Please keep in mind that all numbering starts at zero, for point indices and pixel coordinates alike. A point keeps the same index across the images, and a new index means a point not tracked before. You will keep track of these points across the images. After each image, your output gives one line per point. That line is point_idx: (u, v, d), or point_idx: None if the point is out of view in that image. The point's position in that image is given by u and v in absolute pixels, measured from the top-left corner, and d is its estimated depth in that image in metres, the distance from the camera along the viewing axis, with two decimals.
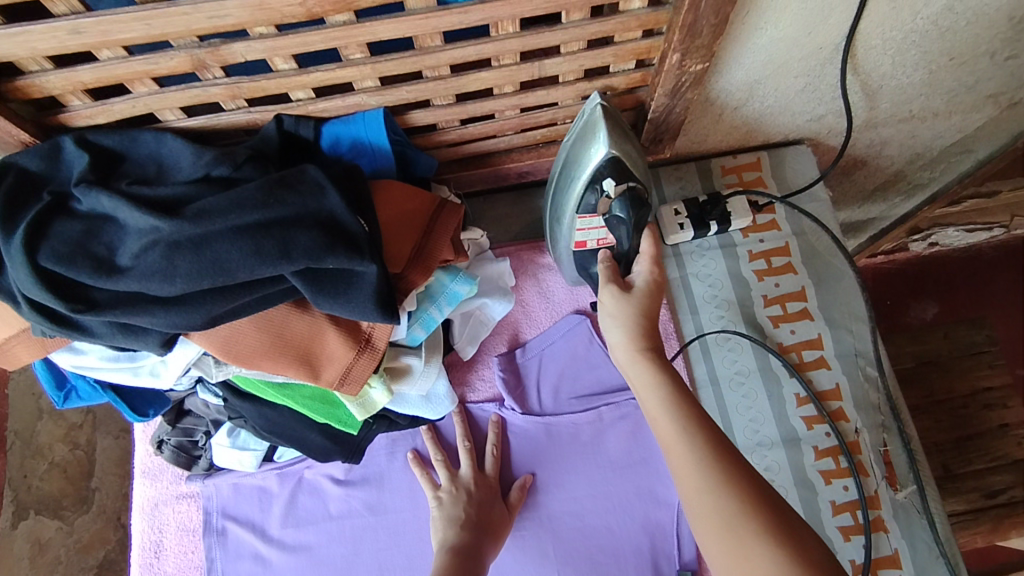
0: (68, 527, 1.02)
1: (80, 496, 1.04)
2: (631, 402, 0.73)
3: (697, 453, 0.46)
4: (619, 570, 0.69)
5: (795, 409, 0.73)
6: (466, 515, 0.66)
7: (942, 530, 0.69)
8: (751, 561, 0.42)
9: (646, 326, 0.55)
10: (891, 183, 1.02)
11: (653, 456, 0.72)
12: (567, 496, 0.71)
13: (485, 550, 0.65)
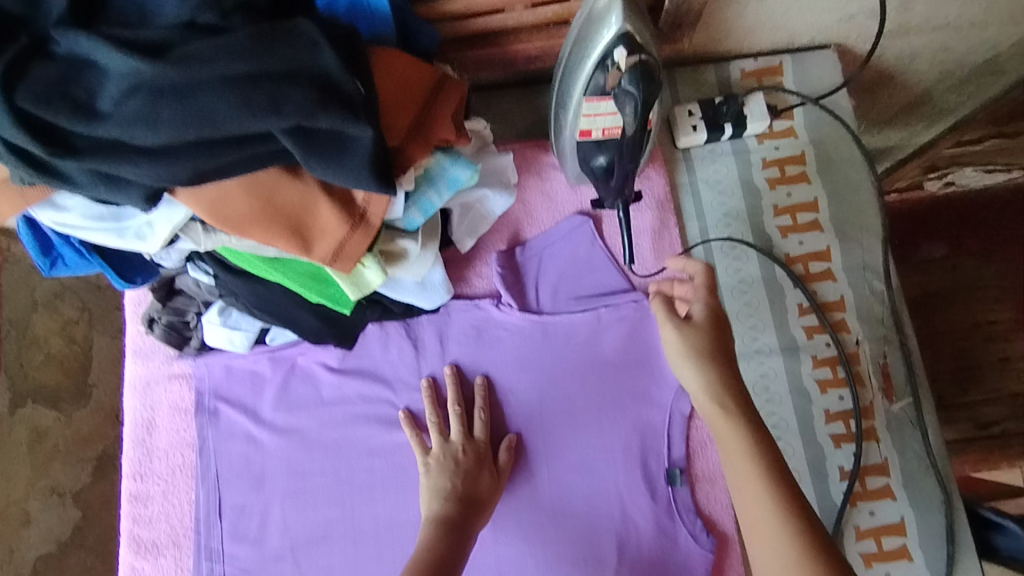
0: (65, 418, 1.08)
1: (78, 390, 1.08)
2: (631, 305, 0.71)
3: (783, 538, 0.51)
4: (607, 486, 0.68)
5: (796, 319, 0.72)
6: (453, 488, 0.64)
7: (935, 441, 0.68)
8: None
9: (722, 375, 0.59)
10: (917, 106, 0.95)
11: (650, 359, 0.71)
12: (556, 411, 0.70)
13: (472, 524, 0.63)
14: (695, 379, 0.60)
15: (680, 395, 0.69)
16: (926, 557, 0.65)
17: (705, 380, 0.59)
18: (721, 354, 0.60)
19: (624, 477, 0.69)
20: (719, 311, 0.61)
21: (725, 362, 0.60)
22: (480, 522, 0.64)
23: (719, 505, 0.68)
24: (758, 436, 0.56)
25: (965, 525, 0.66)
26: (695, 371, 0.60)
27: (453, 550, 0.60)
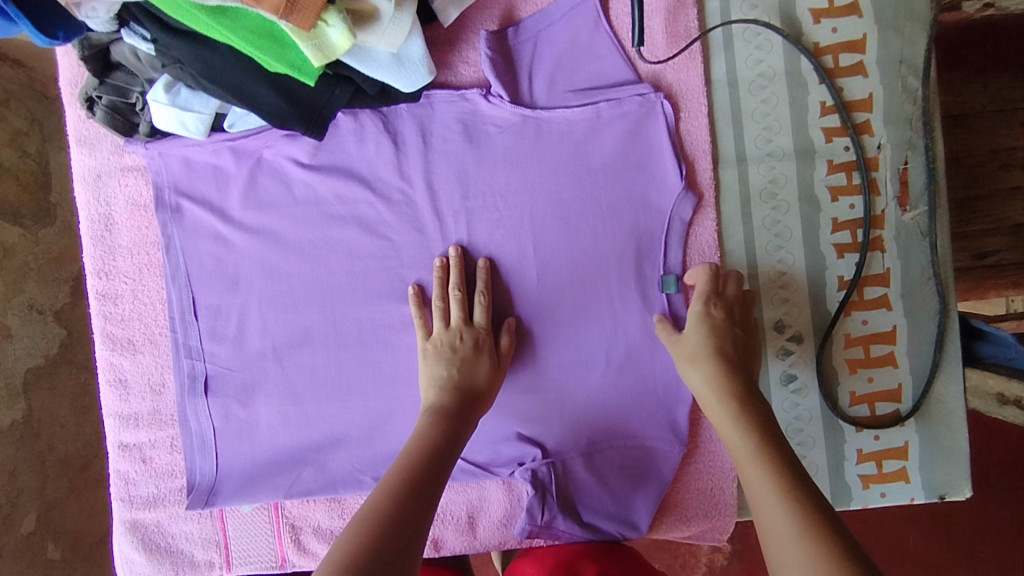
0: (33, 237, 0.93)
1: (41, 207, 0.93)
2: (635, 100, 0.63)
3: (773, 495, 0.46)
4: (597, 336, 0.64)
5: (816, 120, 0.65)
6: (450, 375, 0.59)
7: (942, 250, 0.65)
8: None
9: (728, 367, 0.56)
10: None
11: (651, 159, 0.64)
12: (550, 263, 0.64)
13: (471, 418, 0.58)
14: (699, 379, 0.57)
15: (682, 198, 0.64)
16: (912, 364, 0.65)
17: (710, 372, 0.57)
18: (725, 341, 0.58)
19: (617, 284, 0.64)
20: (715, 313, 0.59)
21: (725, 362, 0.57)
22: (479, 412, 0.60)
23: None
24: (758, 422, 0.53)
25: (955, 336, 0.65)
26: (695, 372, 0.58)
27: (454, 435, 0.56)
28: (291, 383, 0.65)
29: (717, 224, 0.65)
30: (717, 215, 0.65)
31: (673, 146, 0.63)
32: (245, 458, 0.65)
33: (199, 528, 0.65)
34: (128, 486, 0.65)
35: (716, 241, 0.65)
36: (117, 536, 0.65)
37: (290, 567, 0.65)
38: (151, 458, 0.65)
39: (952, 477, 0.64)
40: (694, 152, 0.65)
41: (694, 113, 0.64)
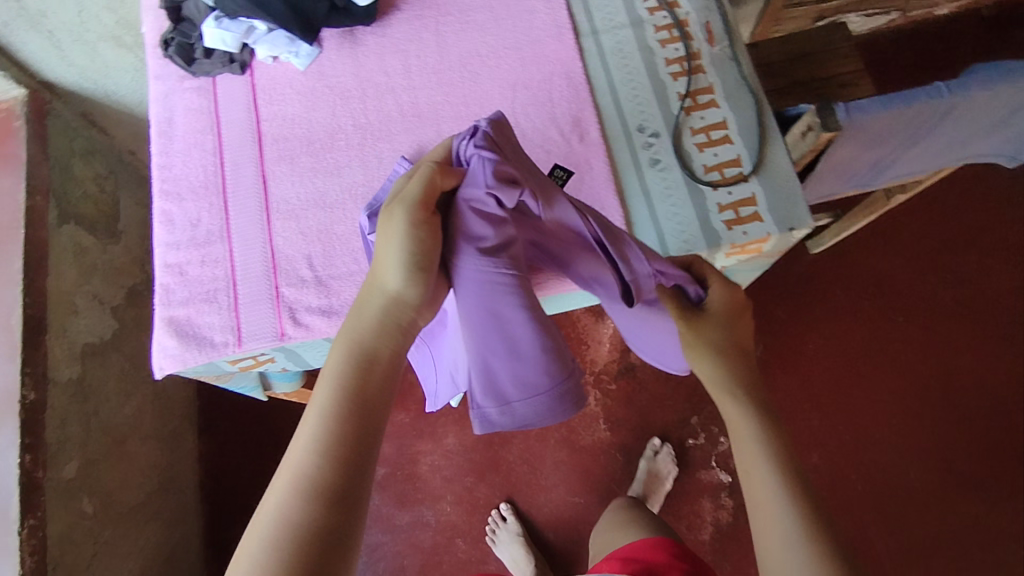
0: (103, 246, 1.42)
1: (110, 228, 1.45)
2: (518, 7, 0.96)
3: (782, 514, 0.57)
4: None
5: (641, 4, 0.96)
6: (358, 352, 0.58)
7: (747, 67, 0.91)
8: None
9: (731, 360, 0.67)
10: None
11: (507, 51, 0.94)
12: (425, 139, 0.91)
13: (381, 397, 0.57)
14: (710, 366, 0.67)
15: (508, 72, 0.93)
16: (744, 141, 0.88)
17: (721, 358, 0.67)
18: (734, 342, 0.68)
19: None
20: (730, 303, 0.70)
21: (736, 360, 0.67)
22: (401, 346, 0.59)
23: (589, 123, 0.90)
24: (769, 432, 0.62)
25: (771, 117, 0.88)
26: (709, 361, 0.67)
27: (369, 417, 0.55)
28: (291, 208, 0.89)
29: (585, 70, 0.93)
30: (584, 65, 0.93)
31: (517, 36, 0.95)
32: (256, 263, 0.86)
33: (219, 318, 0.84)
34: (169, 293, 0.86)
35: (585, 78, 0.92)
36: (157, 331, 0.84)
37: (288, 340, 0.83)
38: (187, 272, 0.87)
39: (795, 211, 0.84)
40: (561, 28, 0.95)
41: (557, 7, 0.95)
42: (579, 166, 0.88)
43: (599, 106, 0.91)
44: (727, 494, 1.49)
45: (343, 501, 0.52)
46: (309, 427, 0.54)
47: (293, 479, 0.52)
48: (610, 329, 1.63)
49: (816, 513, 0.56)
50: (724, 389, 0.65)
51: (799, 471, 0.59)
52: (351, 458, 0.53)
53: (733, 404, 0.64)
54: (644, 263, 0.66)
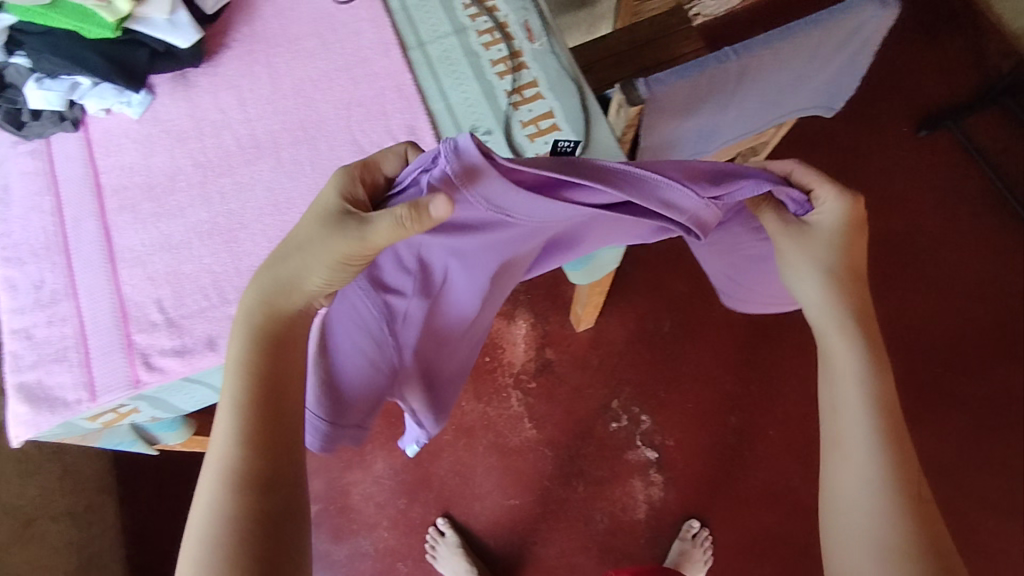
0: None
1: None
2: (345, 30, 0.99)
3: (865, 430, 0.72)
4: (300, 198, 0.90)
5: (462, 11, 0.99)
6: (268, 340, 0.71)
7: (568, 58, 0.96)
8: (870, 511, 0.68)
9: (845, 287, 0.79)
10: None
11: (337, 72, 0.97)
12: (265, 168, 0.92)
13: (292, 373, 0.71)
14: (813, 292, 0.80)
15: (340, 93, 0.95)
16: (573, 127, 0.92)
17: (828, 288, 0.79)
18: (847, 273, 0.80)
19: (328, 146, 0.93)
20: (834, 216, 0.80)
21: (860, 295, 0.80)
22: (298, 335, 0.73)
23: (423, 129, 0.92)
24: (875, 355, 0.76)
25: (593, 102, 0.93)
26: (818, 285, 0.79)
27: (279, 399, 0.69)
28: (137, 255, 0.89)
29: (415, 80, 0.96)
30: (413, 76, 0.96)
31: (346, 57, 0.97)
32: (105, 315, 0.85)
33: (70, 375, 0.83)
34: (17, 359, 0.84)
35: (414, 88, 0.95)
36: (10, 399, 0.82)
37: (143, 386, 0.82)
38: (34, 334, 0.85)
39: None
40: (387, 44, 0.98)
41: (381, 25, 0.99)
42: None
43: (431, 112, 0.93)
44: (656, 470, 1.53)
45: (269, 482, 0.66)
46: (223, 425, 0.67)
47: (220, 466, 0.66)
48: (523, 329, 1.66)
49: (894, 437, 0.71)
50: (827, 324, 0.78)
51: (891, 400, 0.74)
52: (266, 444, 0.67)
53: (831, 341, 0.78)
54: (696, 200, 0.70)
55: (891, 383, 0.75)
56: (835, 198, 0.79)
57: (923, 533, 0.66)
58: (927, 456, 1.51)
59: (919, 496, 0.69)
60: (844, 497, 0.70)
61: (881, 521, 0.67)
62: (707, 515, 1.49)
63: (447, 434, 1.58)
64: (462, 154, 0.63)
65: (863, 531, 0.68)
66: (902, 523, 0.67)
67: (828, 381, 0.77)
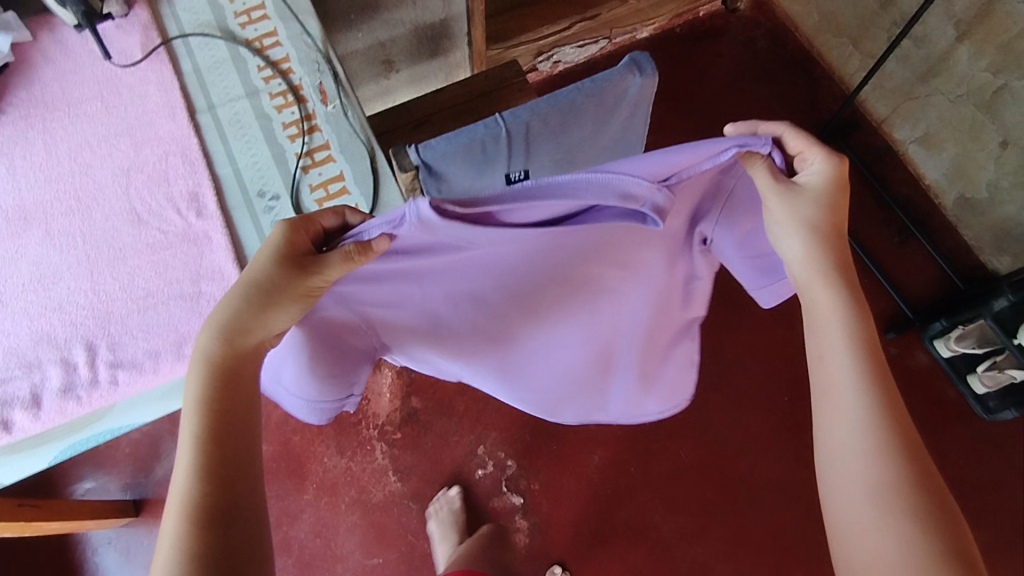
0: None
1: None
2: (133, 93, 0.95)
3: (853, 394, 0.75)
4: (68, 272, 0.85)
5: (256, 75, 0.99)
6: (208, 375, 0.76)
7: (360, 121, 0.97)
8: (868, 469, 0.73)
9: (820, 244, 0.76)
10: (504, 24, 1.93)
11: (120, 138, 0.93)
12: (35, 240, 0.87)
13: (236, 401, 0.77)
14: (797, 249, 0.76)
15: (121, 159, 0.91)
16: (361, 189, 0.93)
17: (811, 248, 0.76)
18: (829, 226, 0.76)
19: (105, 216, 0.88)
20: (819, 173, 0.74)
21: (836, 245, 0.77)
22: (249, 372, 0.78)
23: (206, 196, 0.89)
24: (856, 312, 0.77)
25: (383, 164, 0.94)
26: (797, 243, 0.76)
27: (230, 429, 0.76)
28: None
29: (202, 145, 0.93)
30: (201, 141, 0.94)
31: (131, 122, 0.94)
32: None
33: None
34: None
35: (200, 153, 0.92)
36: None
37: None
38: None
39: None
40: (175, 108, 0.95)
41: (171, 89, 0.96)
42: (196, 241, 0.87)
43: (215, 178, 0.91)
44: (522, 516, 1.53)
45: (220, 517, 0.72)
46: (184, 463, 0.74)
47: (178, 504, 0.72)
48: (389, 377, 1.60)
49: (881, 394, 0.75)
50: (811, 280, 0.77)
51: (870, 344, 0.77)
52: (217, 479, 0.74)
53: (816, 296, 0.78)
54: (649, 186, 0.65)
55: (869, 329, 0.77)
56: (820, 162, 0.73)
57: (906, 470, 0.72)
58: (782, 483, 1.56)
59: (904, 434, 0.74)
60: (839, 452, 0.76)
61: (876, 474, 0.73)
62: (569, 563, 1.50)
63: (308, 492, 1.53)
64: (423, 220, 0.63)
65: (859, 485, 0.73)
66: (885, 461, 0.73)
67: (816, 334, 0.79)
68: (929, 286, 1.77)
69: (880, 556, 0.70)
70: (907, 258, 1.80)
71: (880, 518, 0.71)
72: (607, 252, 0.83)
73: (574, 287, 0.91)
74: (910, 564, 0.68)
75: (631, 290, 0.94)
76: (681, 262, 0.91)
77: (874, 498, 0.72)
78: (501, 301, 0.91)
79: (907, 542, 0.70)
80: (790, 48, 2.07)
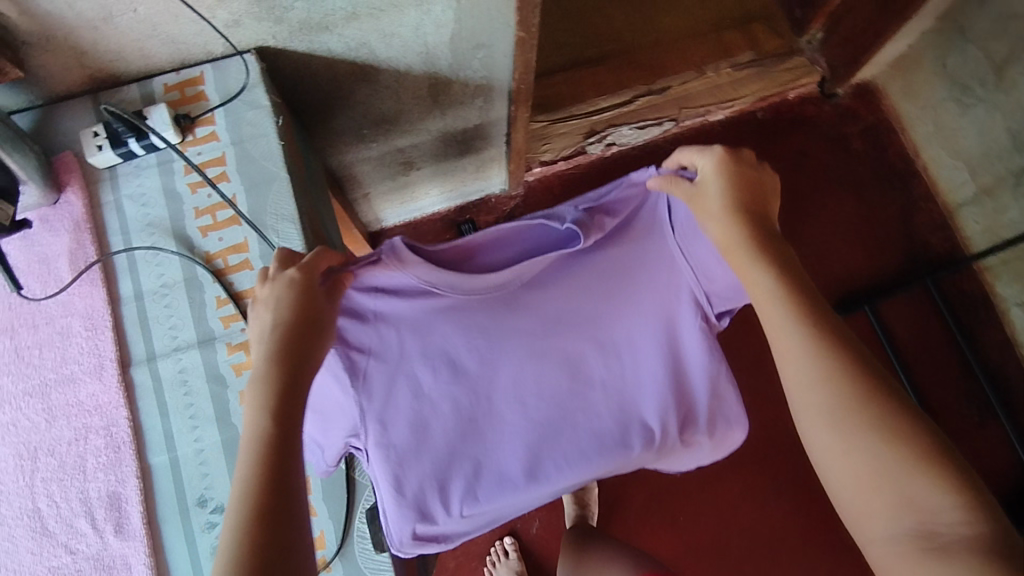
0: None
1: None
2: (52, 331, 0.73)
3: (787, 321, 0.62)
4: None
5: (214, 312, 0.75)
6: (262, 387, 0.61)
7: None
8: (823, 390, 0.59)
9: (734, 210, 0.67)
10: (556, 92, 1.63)
11: (28, 397, 0.71)
12: None
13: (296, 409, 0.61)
14: (716, 222, 0.67)
15: (23, 433, 0.70)
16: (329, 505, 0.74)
17: (728, 220, 0.66)
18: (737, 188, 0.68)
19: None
20: (725, 168, 0.68)
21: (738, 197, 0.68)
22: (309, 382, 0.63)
23: (131, 503, 0.69)
24: (757, 238, 0.66)
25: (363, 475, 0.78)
26: (714, 221, 0.67)
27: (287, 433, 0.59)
28: None
29: (133, 419, 0.71)
30: (132, 414, 0.72)
31: (44, 375, 0.72)
32: None
33: None
34: None
35: (130, 433, 0.71)
36: None
37: None
38: None
39: None
40: (104, 358, 0.73)
41: (100, 330, 0.73)
42: (112, 570, 0.67)
43: (144, 473, 0.70)
44: None
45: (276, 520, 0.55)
46: (241, 468, 0.58)
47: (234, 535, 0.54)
48: None
49: (814, 315, 0.62)
50: (725, 234, 0.66)
51: (791, 273, 0.65)
52: (279, 472, 0.57)
53: (730, 235, 0.66)
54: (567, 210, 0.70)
55: (788, 259, 0.66)
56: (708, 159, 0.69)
57: (856, 371, 0.59)
58: None
59: (836, 329, 0.61)
60: (793, 383, 0.61)
61: (837, 396, 0.58)
62: None
63: None
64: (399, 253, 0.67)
65: (827, 407, 0.58)
66: (835, 378, 0.59)
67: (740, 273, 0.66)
68: (1001, 478, 1.56)
69: (861, 475, 0.56)
70: (981, 444, 1.57)
71: (851, 438, 0.57)
72: (586, 315, 0.78)
73: (560, 364, 0.80)
74: (891, 473, 0.55)
75: (619, 366, 0.81)
76: (681, 342, 0.80)
77: (844, 417, 0.58)
78: (496, 390, 0.80)
79: (881, 456, 0.56)
80: (891, 154, 1.73)
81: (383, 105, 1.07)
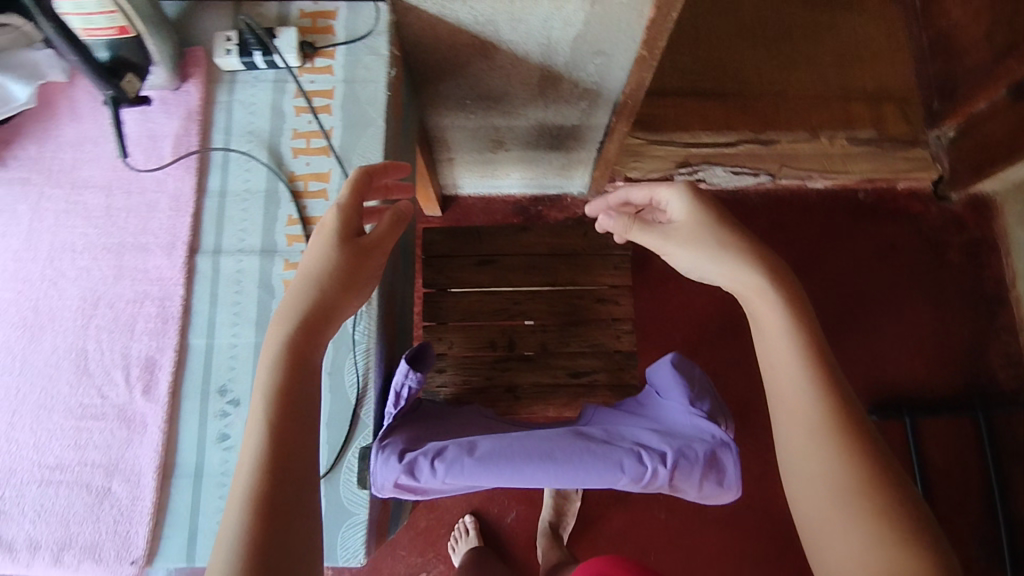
0: None
1: None
2: (143, 202, 0.81)
3: (800, 374, 0.60)
4: None
5: (283, 227, 0.80)
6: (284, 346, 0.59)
7: (366, 340, 0.77)
8: (821, 446, 0.57)
9: (735, 251, 0.67)
10: (662, 115, 1.63)
11: (105, 252, 0.79)
12: None
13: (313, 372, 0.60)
14: (724, 269, 0.67)
15: (93, 281, 0.78)
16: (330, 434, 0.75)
17: (735, 264, 0.66)
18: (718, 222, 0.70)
19: (51, 348, 0.76)
20: (695, 201, 0.72)
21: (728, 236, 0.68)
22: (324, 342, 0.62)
23: (162, 372, 0.76)
24: (783, 284, 0.65)
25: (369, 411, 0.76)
26: (716, 264, 0.67)
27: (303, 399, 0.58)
28: None
29: (186, 299, 0.78)
30: (187, 295, 0.78)
31: (125, 236, 0.79)
32: None
33: None
34: None
35: (181, 311, 0.77)
36: None
37: None
38: None
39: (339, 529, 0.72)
40: (179, 237, 0.80)
41: (182, 213, 0.80)
42: (129, 424, 0.74)
43: (181, 349, 0.76)
44: None
45: (285, 512, 0.52)
46: (248, 450, 0.55)
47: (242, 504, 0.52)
48: None
49: (829, 375, 0.60)
50: (746, 284, 0.65)
51: (815, 330, 0.62)
52: (294, 459, 0.55)
53: (756, 290, 0.65)
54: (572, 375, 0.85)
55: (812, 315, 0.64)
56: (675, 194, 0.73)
57: (860, 436, 0.57)
58: None
59: (844, 395, 0.59)
60: (793, 435, 0.59)
61: (832, 456, 0.56)
62: None
63: None
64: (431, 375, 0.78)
65: (824, 462, 0.56)
66: (839, 440, 0.56)
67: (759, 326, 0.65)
68: None
69: (851, 545, 0.53)
70: None
71: (840, 500, 0.54)
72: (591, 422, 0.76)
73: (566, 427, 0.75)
74: (881, 545, 0.51)
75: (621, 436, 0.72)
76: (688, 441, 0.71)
77: (837, 477, 0.55)
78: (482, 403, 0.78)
79: (872, 530, 0.52)
80: (985, 275, 1.64)
81: (492, 83, 1.10)
